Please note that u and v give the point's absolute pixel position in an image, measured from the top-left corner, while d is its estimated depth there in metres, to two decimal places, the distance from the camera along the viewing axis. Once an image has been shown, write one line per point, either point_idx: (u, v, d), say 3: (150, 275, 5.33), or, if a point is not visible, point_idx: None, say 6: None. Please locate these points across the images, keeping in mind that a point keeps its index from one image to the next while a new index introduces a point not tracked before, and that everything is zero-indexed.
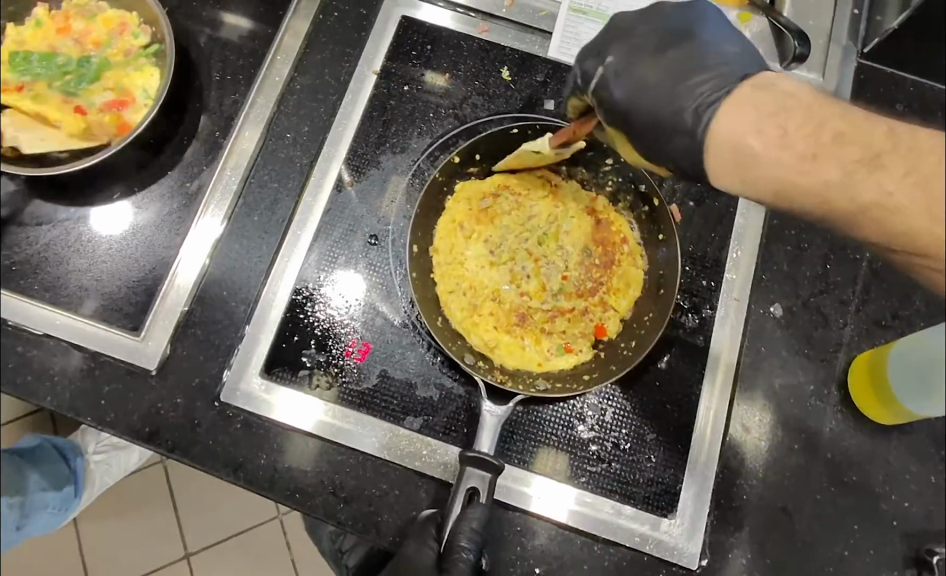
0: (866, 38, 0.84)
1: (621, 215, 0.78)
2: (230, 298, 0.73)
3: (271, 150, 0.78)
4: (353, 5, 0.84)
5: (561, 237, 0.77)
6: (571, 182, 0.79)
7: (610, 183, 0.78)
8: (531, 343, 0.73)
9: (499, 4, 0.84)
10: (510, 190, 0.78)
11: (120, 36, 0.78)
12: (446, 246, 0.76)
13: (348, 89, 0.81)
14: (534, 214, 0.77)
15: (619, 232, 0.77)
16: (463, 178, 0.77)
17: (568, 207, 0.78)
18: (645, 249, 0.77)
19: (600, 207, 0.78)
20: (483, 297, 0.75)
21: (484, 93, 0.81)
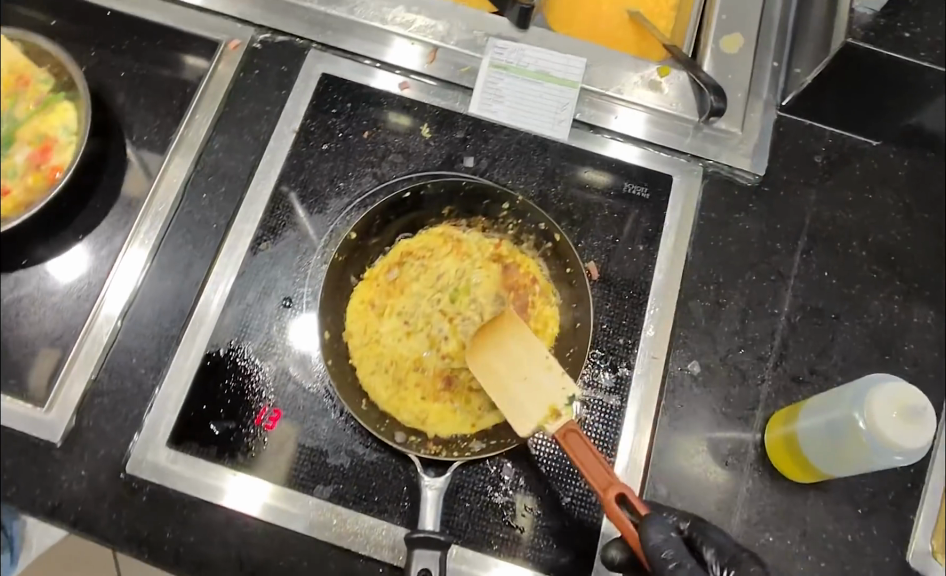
0: (784, 91, 0.86)
1: (526, 254, 0.78)
2: (140, 365, 0.72)
3: (187, 212, 0.78)
4: (274, 63, 0.85)
5: (473, 290, 0.76)
6: (472, 233, 0.80)
7: (511, 227, 0.79)
8: (461, 405, 0.73)
9: (421, 61, 0.85)
10: (414, 256, 0.78)
11: (24, 85, 0.75)
12: (360, 328, 0.74)
13: (266, 148, 0.80)
14: (442, 272, 0.77)
15: (528, 273, 0.78)
16: (373, 243, 0.77)
17: (474, 258, 0.78)
18: (556, 286, 0.77)
19: (505, 251, 0.78)
20: (406, 370, 0.73)
21: (403, 151, 0.81)
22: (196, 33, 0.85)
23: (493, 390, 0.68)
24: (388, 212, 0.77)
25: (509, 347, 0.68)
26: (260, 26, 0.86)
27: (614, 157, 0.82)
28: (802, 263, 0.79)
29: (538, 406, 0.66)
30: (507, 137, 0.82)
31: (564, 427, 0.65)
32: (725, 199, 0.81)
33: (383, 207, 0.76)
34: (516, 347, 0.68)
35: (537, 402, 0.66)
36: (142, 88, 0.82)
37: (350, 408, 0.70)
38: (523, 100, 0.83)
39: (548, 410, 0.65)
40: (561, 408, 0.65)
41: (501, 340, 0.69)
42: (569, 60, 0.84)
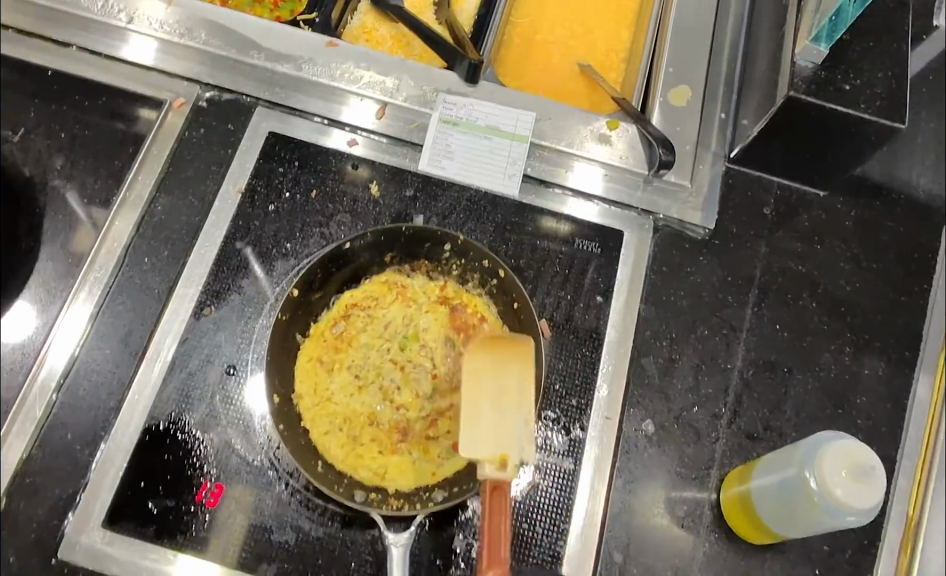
0: (732, 143, 0.87)
1: (473, 293, 0.75)
2: (75, 441, 0.69)
3: (128, 277, 0.76)
4: (220, 120, 0.84)
5: (422, 336, 0.73)
6: (416, 277, 0.76)
7: (455, 267, 0.75)
8: (421, 455, 0.69)
9: (370, 119, 0.84)
10: (359, 307, 0.74)
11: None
12: (309, 388, 0.70)
13: (211, 209, 0.79)
14: (389, 321, 0.73)
15: (476, 313, 0.74)
16: (313, 301, 0.73)
17: (420, 303, 0.74)
18: (504, 322, 0.74)
19: (451, 292, 0.75)
20: (361, 426, 0.69)
21: (352, 210, 0.79)
22: (141, 92, 0.84)
23: (466, 393, 0.63)
24: (329, 265, 0.74)
25: (507, 378, 0.63)
26: (207, 83, 0.85)
27: (576, 216, 0.82)
28: (754, 317, 0.79)
29: (492, 443, 0.61)
30: (456, 194, 0.81)
31: (498, 481, 0.61)
32: (677, 253, 0.81)
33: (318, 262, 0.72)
34: (513, 373, 0.63)
35: (492, 442, 0.61)
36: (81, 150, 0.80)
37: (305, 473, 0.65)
38: (473, 156, 0.82)
39: (497, 455, 0.61)
40: (509, 463, 0.61)
41: (500, 364, 0.64)
42: (519, 115, 0.84)
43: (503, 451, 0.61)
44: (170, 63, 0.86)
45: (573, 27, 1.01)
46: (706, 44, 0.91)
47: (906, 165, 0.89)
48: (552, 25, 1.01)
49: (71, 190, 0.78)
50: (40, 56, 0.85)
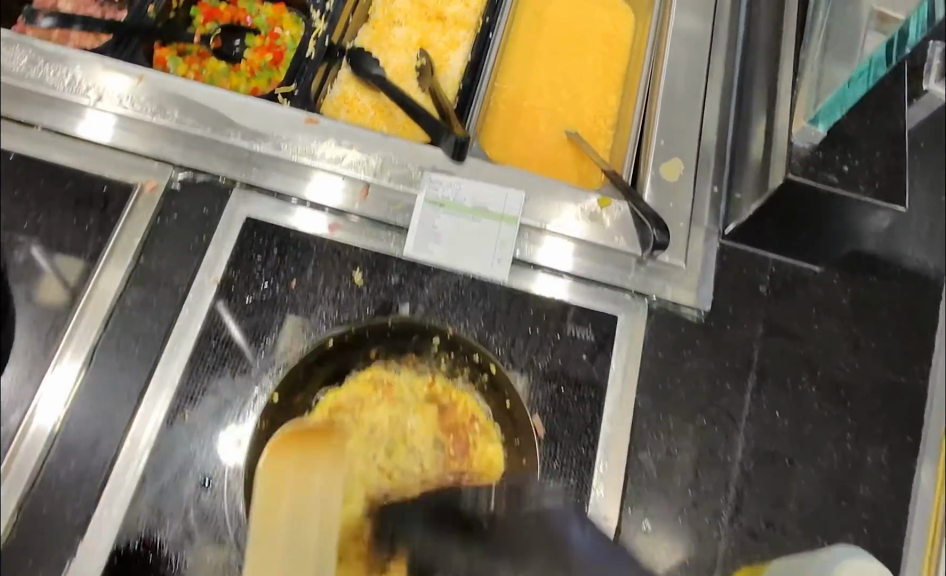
0: (726, 219, 0.85)
1: (462, 390, 0.71)
2: (37, 566, 0.64)
3: (95, 379, 0.71)
4: (195, 204, 0.80)
5: (410, 437, 0.69)
6: (403, 372, 0.72)
7: (443, 362, 0.73)
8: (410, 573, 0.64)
9: (353, 200, 0.81)
10: (343, 408, 0.70)
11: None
12: None
13: (185, 302, 0.75)
14: (376, 423, 0.69)
15: (466, 411, 0.71)
16: (296, 404, 0.70)
17: (408, 401, 0.70)
18: (496, 421, 0.71)
19: (440, 389, 0.71)
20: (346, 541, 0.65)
21: (335, 300, 0.76)
22: (110, 175, 0.80)
23: (263, 510, 0.63)
24: (311, 366, 0.71)
25: (313, 487, 0.63)
26: (180, 164, 0.81)
27: (544, 296, 0.78)
28: (753, 404, 0.77)
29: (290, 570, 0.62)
30: (444, 280, 0.78)
31: None
32: (673, 337, 0.78)
33: (301, 364, 0.71)
34: (313, 483, 0.63)
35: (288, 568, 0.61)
36: (46, 238, 0.76)
37: None
38: (460, 240, 0.79)
39: None
40: None
41: (309, 468, 0.64)
42: (507, 195, 0.81)
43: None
44: (140, 142, 0.81)
45: (560, 94, 1.00)
46: (695, 117, 0.89)
47: (900, 236, 0.88)
48: (539, 92, 1.00)
49: (35, 263, 0.74)
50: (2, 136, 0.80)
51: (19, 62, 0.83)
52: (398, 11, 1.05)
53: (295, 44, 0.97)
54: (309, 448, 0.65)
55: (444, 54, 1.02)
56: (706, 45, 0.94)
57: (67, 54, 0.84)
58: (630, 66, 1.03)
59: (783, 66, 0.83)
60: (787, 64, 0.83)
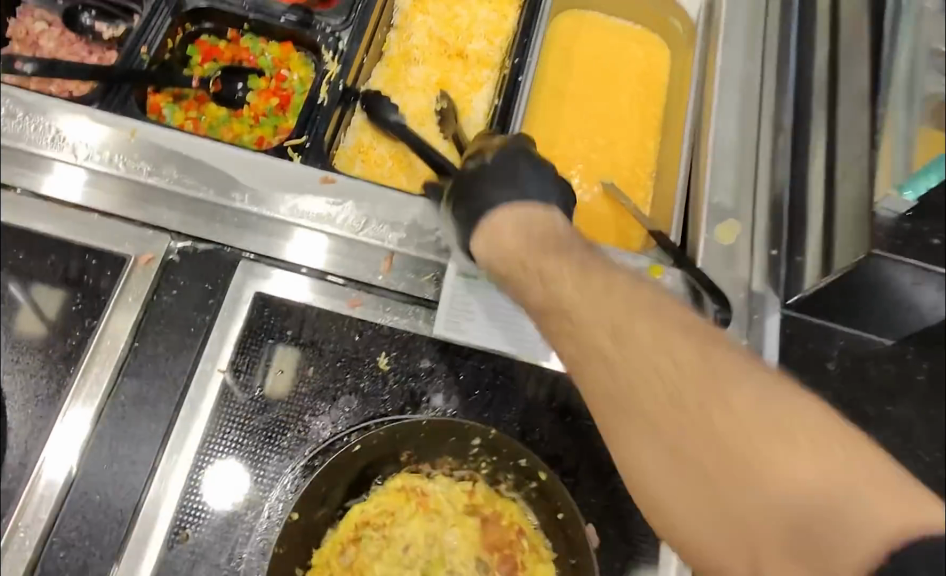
0: (788, 286, 0.76)
1: (507, 498, 0.63)
2: None
3: (82, 491, 0.62)
4: (196, 278, 0.71)
5: (448, 558, 0.60)
6: (438, 478, 0.64)
7: (484, 465, 0.63)
8: None
9: (375, 270, 0.72)
10: (372, 524, 0.61)
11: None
12: None
13: (186, 397, 0.66)
14: (409, 541, 0.61)
15: (512, 524, 0.62)
16: (315, 520, 0.60)
17: (445, 514, 0.62)
18: (547, 535, 0.62)
19: (481, 498, 0.63)
20: None
21: (357, 391, 0.67)
22: (99, 246, 0.71)
23: None
24: (332, 475, 0.61)
25: None
26: (180, 232, 0.73)
27: None
28: None
29: None
30: (479, 365, 0.69)
31: None
32: None
33: (322, 476, 0.60)
34: None
35: None
36: (23, 294, 0.68)
37: None
38: (497, 315, 0.70)
39: None
40: None
41: None
42: None
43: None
44: (134, 208, 0.73)
45: (594, 140, 0.92)
46: (746, 171, 0.82)
47: None
48: (571, 139, 0.91)
49: (9, 301, 0.68)
50: None
51: None
52: (415, 47, 0.96)
53: (305, 86, 0.88)
54: None
55: (466, 96, 0.93)
56: (754, 90, 0.86)
57: (48, 107, 0.74)
58: (671, 107, 0.94)
59: (844, 117, 0.75)
60: (851, 113, 0.74)
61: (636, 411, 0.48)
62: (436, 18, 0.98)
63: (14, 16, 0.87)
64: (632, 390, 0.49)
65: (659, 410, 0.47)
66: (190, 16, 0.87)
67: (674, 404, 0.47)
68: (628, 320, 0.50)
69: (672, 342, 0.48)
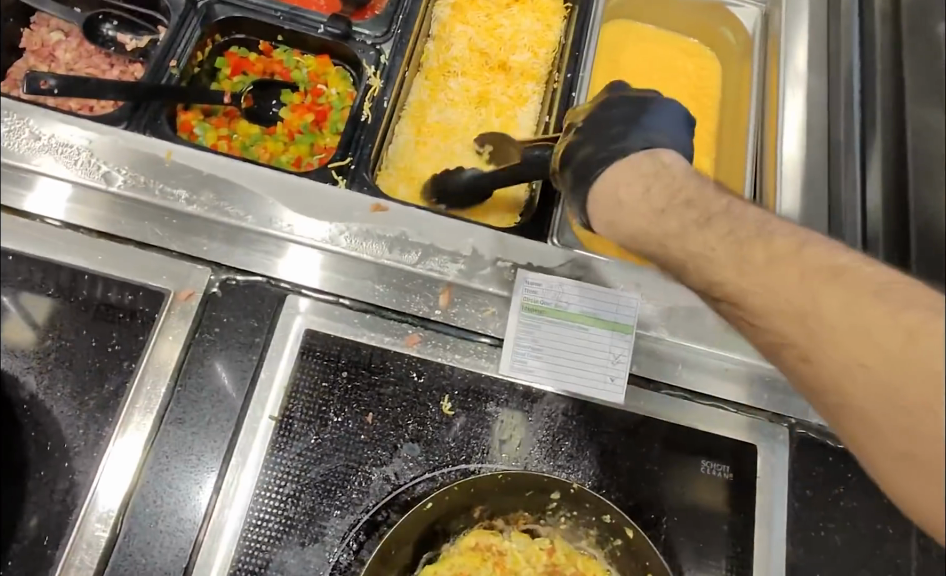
0: None
1: (589, 556, 0.59)
2: None
3: (126, 552, 0.56)
4: (242, 314, 0.65)
5: None
6: (513, 536, 0.59)
7: (564, 520, 0.59)
8: None
9: (433, 304, 0.67)
10: None
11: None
12: None
13: (234, 448, 0.60)
14: None
15: None
16: None
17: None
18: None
19: (561, 557, 0.59)
20: None
21: (420, 438, 0.62)
22: (135, 281, 0.65)
23: None
24: (403, 534, 0.56)
25: None
26: (221, 263, 0.67)
27: (664, 419, 0.66)
28: (922, 552, 0.63)
29: None
30: (549, 408, 0.64)
31: None
32: (821, 469, 0.65)
33: (392, 537, 0.55)
34: None
35: None
36: (13, 303, 0.64)
37: None
38: (566, 351, 0.66)
39: None
40: None
41: None
42: (620, 299, 0.67)
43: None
44: (171, 238, 0.68)
45: None
46: (813, 195, 0.78)
47: None
48: None
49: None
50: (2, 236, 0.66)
51: (16, 139, 0.68)
52: (455, 59, 0.88)
53: (343, 102, 0.82)
54: None
55: (509, 112, 0.86)
56: (819, 106, 0.82)
57: (75, 132, 0.69)
58: (724, 125, 0.89)
59: (913, 150, 0.73)
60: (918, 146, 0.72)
61: (864, 420, 0.41)
62: (476, 29, 0.90)
63: (28, 26, 0.81)
64: (874, 410, 0.41)
65: (911, 432, 0.39)
66: (220, 27, 0.81)
67: (911, 418, 0.39)
68: (855, 324, 0.42)
69: (906, 342, 0.40)
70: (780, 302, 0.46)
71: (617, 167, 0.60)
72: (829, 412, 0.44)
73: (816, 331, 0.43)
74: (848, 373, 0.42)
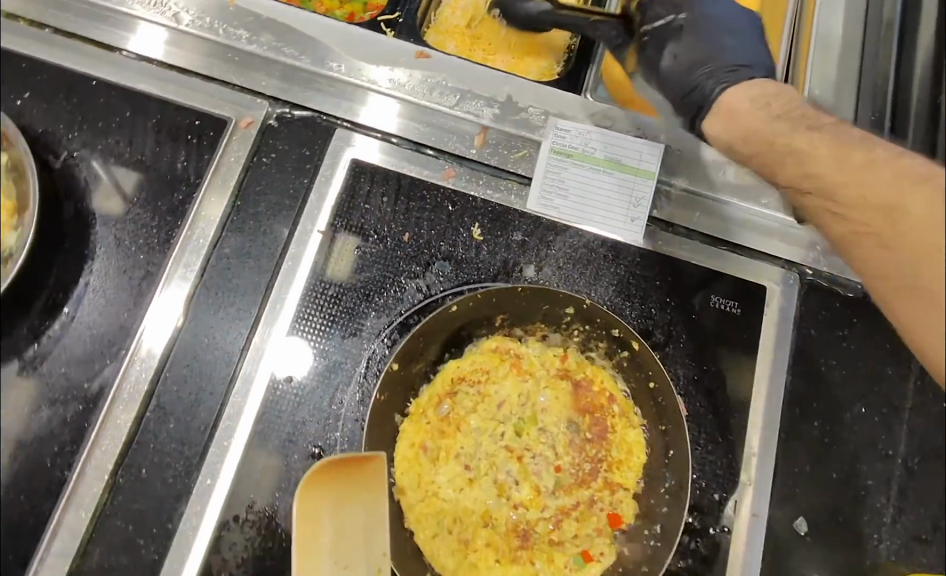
0: None
1: (598, 366, 0.65)
2: (137, 534, 0.59)
3: (193, 334, 0.64)
4: (295, 143, 0.72)
5: (541, 417, 0.62)
6: (530, 344, 0.65)
7: (576, 333, 0.65)
8: (543, 566, 0.58)
9: (469, 144, 0.73)
10: (467, 381, 0.63)
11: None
12: (412, 482, 0.60)
13: (286, 253, 0.67)
14: (502, 400, 0.63)
15: (603, 390, 0.64)
16: (411, 377, 0.63)
17: (538, 377, 0.64)
18: (636, 401, 0.64)
19: (573, 364, 0.64)
20: (472, 528, 0.59)
21: (451, 257, 0.68)
22: (200, 108, 0.72)
23: (307, 534, 0.52)
24: (432, 330, 0.63)
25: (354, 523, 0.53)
26: (278, 99, 0.73)
27: (680, 258, 0.70)
28: (917, 392, 0.68)
29: None
30: (571, 240, 0.70)
31: None
32: (826, 312, 0.70)
33: (421, 328, 0.62)
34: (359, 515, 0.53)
35: None
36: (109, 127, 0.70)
37: None
38: (589, 192, 0.70)
39: None
40: None
41: (348, 504, 0.53)
42: (643, 147, 0.71)
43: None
44: (234, 73, 0.73)
45: None
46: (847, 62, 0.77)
47: None
48: None
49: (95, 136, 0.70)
50: (83, 62, 0.72)
51: None
52: None
53: None
54: (344, 498, 0.53)
55: None
56: None
57: None
58: None
59: None
60: None
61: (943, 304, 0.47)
62: None
63: None
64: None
65: None
66: None
67: None
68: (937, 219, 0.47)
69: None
70: (871, 197, 0.51)
71: (734, 87, 0.65)
72: (887, 293, 0.51)
73: (901, 223, 0.49)
74: (924, 261, 0.48)
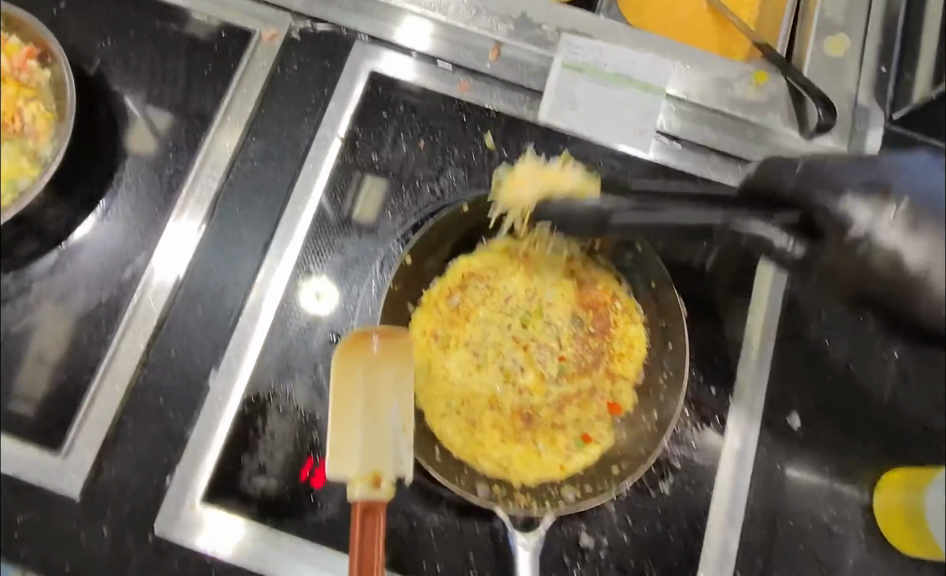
0: (895, 101, 0.75)
1: (603, 267, 0.67)
2: (167, 407, 0.64)
3: (220, 230, 0.68)
4: (316, 56, 0.75)
5: (546, 312, 0.66)
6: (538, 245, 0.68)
7: None
8: (546, 446, 0.62)
9: (483, 57, 0.74)
10: (477, 277, 0.66)
11: (25, 62, 0.66)
12: (423, 366, 0.63)
13: (308, 157, 0.71)
14: (511, 294, 0.66)
15: (607, 289, 0.67)
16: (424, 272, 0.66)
17: (545, 275, 0.67)
18: (639, 301, 0.66)
19: (579, 265, 0.67)
20: (480, 410, 0.63)
21: (464, 164, 0.71)
22: (226, 20, 0.74)
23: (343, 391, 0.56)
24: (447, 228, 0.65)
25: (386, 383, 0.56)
26: (300, 14, 0.76)
27: (685, 169, 0.73)
28: None
29: (367, 456, 0.55)
30: (579, 150, 0.72)
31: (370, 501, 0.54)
32: None
33: (435, 225, 0.64)
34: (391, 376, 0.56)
35: (366, 456, 0.55)
36: (140, 38, 0.73)
37: (423, 462, 0.59)
38: (599, 105, 0.73)
39: (369, 473, 0.55)
40: (383, 481, 0.55)
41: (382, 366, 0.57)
42: (652, 62, 0.73)
43: (378, 467, 0.55)
44: None
45: None
46: None
47: None
48: None
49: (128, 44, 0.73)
50: None
51: None
52: None
53: None
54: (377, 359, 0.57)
55: None
56: None
57: None
58: None
59: None
60: None
61: None
62: None
63: None
64: None
65: None
66: None
67: None
68: None
69: None
70: None
71: None
72: None
73: None
74: None
